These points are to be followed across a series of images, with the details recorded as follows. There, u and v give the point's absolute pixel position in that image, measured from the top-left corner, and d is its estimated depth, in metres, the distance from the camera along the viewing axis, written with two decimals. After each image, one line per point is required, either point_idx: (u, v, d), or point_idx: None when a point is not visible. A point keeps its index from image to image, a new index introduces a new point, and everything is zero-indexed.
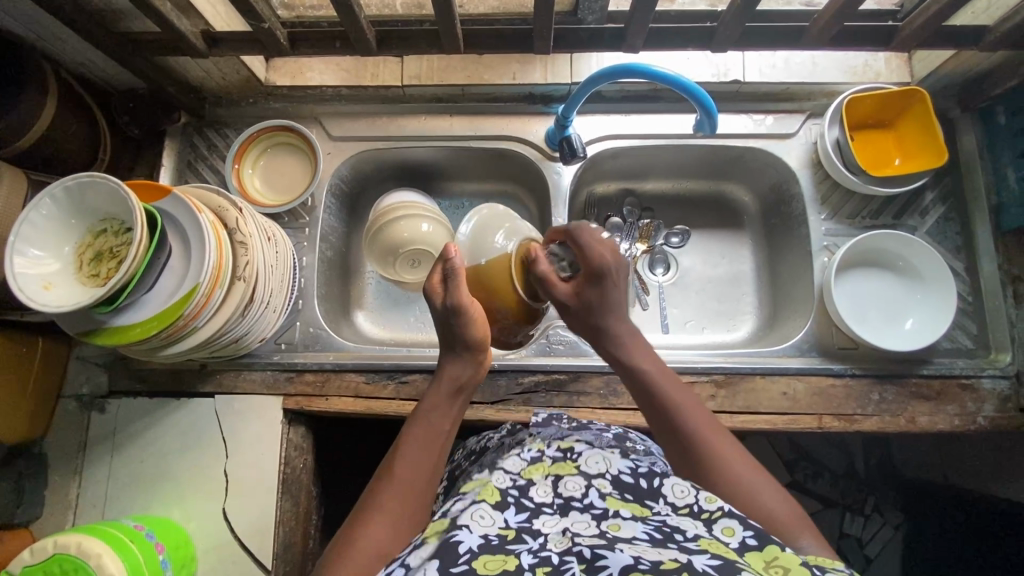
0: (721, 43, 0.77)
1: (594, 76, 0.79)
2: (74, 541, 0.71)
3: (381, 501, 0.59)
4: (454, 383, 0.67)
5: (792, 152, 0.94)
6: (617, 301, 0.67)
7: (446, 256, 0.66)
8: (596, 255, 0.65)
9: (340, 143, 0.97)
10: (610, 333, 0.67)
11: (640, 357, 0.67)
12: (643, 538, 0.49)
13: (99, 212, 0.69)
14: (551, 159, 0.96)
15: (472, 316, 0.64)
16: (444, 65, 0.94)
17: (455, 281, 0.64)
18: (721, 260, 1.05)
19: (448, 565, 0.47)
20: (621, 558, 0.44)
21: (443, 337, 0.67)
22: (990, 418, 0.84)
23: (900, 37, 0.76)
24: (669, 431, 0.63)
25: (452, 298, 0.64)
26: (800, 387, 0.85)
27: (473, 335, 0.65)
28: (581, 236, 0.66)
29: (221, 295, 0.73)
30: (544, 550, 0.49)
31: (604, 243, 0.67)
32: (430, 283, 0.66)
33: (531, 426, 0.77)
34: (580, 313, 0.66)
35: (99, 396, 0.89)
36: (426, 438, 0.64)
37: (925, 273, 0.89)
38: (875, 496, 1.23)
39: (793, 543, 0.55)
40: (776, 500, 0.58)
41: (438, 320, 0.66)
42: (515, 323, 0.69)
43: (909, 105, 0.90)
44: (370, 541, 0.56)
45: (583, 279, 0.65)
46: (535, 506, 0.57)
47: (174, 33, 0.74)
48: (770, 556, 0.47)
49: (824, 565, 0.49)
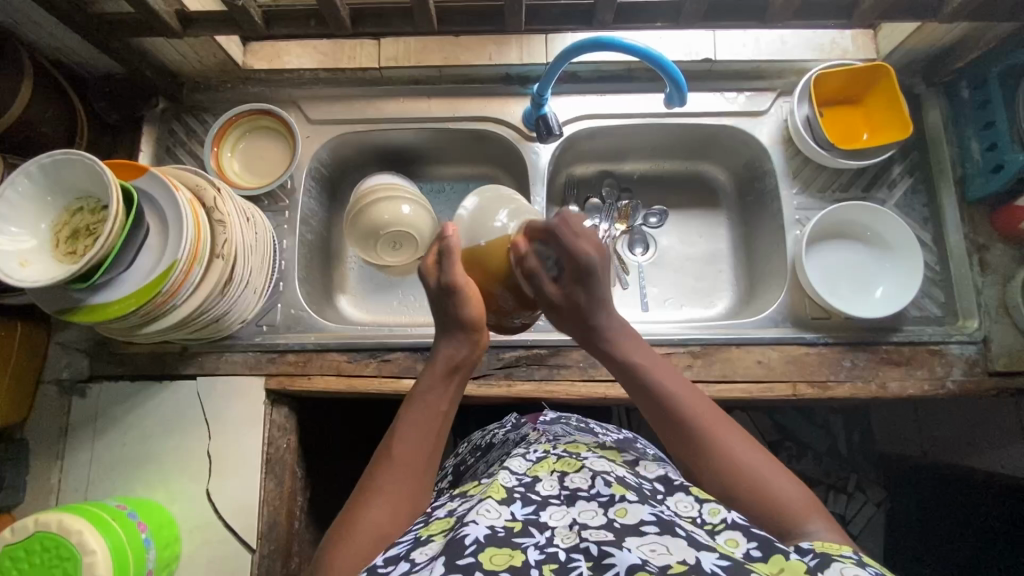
0: (688, 18, 0.79)
1: (563, 52, 0.81)
2: (55, 518, 0.71)
3: (379, 485, 0.60)
4: (450, 362, 0.67)
5: (763, 128, 0.96)
6: (605, 295, 0.68)
7: (443, 235, 0.67)
8: (586, 252, 0.65)
9: (319, 127, 0.98)
10: (604, 331, 0.69)
11: (635, 353, 0.69)
12: (651, 524, 0.50)
13: (75, 190, 0.69)
14: (529, 139, 0.97)
15: (467, 293, 0.65)
16: (420, 47, 0.96)
17: (450, 259, 0.65)
18: (699, 239, 1.07)
19: (454, 559, 0.47)
20: (630, 556, 0.46)
21: (439, 318, 0.68)
22: (959, 382, 0.86)
23: (860, 10, 0.79)
24: (671, 426, 0.63)
25: (447, 276, 0.65)
26: (774, 355, 0.87)
27: (468, 314, 0.66)
28: (564, 231, 0.65)
29: (199, 272, 0.73)
30: (551, 545, 0.50)
31: (588, 236, 0.67)
32: (426, 263, 0.68)
33: (537, 421, 0.81)
34: (571, 310, 0.68)
35: (80, 381, 0.89)
36: (423, 420, 0.64)
37: (892, 242, 0.91)
38: (857, 474, 1.24)
39: (800, 528, 0.56)
40: (782, 483, 0.58)
41: (433, 299, 0.67)
42: (514, 304, 0.70)
43: (876, 80, 0.92)
44: (370, 525, 0.56)
45: (571, 278, 0.66)
46: (541, 499, 0.56)
47: (147, 11, 0.74)
48: (780, 565, 0.48)
49: (830, 552, 0.50)
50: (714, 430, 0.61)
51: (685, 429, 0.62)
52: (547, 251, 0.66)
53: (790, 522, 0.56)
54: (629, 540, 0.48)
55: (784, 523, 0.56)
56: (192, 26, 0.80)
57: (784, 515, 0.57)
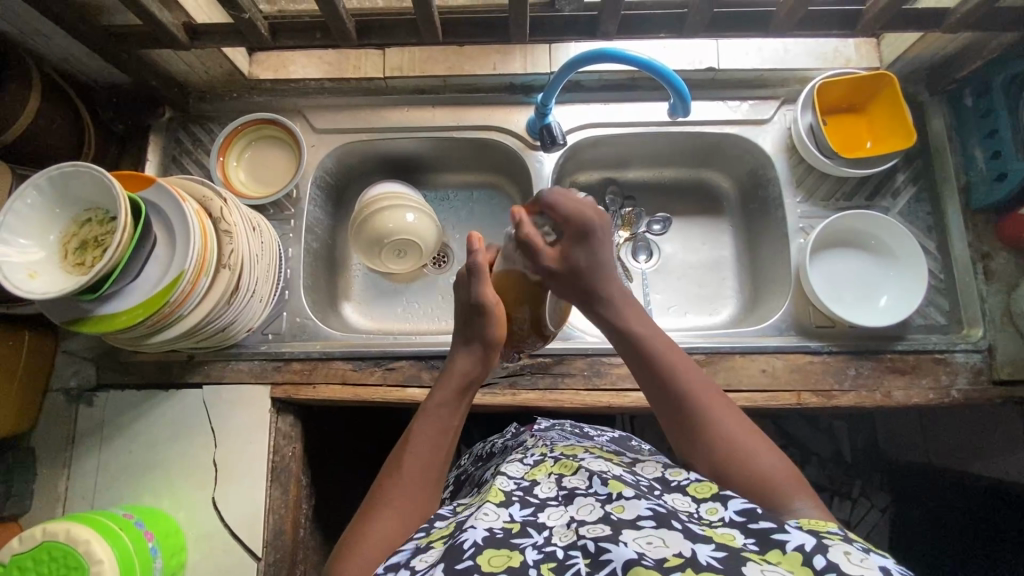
0: (692, 28, 0.79)
1: (569, 63, 0.81)
2: (63, 527, 0.71)
3: (388, 497, 0.60)
4: (463, 379, 0.69)
5: (767, 137, 0.97)
6: (606, 262, 0.70)
7: (471, 246, 0.71)
8: (578, 214, 0.69)
9: (324, 136, 0.98)
10: (605, 297, 0.70)
11: (637, 324, 0.69)
12: (648, 518, 0.50)
13: (84, 201, 0.70)
14: (532, 148, 0.97)
15: (494, 314, 0.70)
16: (425, 57, 0.96)
17: (479, 279, 0.70)
18: (703, 246, 1.07)
19: (453, 564, 0.47)
20: (626, 551, 0.45)
21: (461, 329, 0.73)
22: (964, 391, 0.86)
23: (863, 21, 0.79)
24: (664, 396, 0.64)
25: (478, 296, 0.70)
26: (779, 364, 0.87)
27: (493, 333, 0.71)
28: (553, 198, 0.70)
29: (207, 283, 0.74)
30: (549, 544, 0.50)
31: (585, 203, 0.70)
32: (460, 276, 0.74)
33: (534, 428, 0.80)
34: (572, 276, 0.69)
35: (87, 389, 0.90)
36: (433, 434, 0.65)
37: (897, 250, 0.91)
38: (862, 480, 1.24)
39: (786, 504, 0.55)
40: (770, 459, 0.58)
41: (462, 313, 0.72)
42: (526, 332, 0.80)
43: (879, 89, 0.92)
44: (378, 536, 0.57)
45: (570, 241, 0.69)
46: (540, 501, 0.56)
47: (155, 24, 0.75)
48: (775, 556, 0.46)
49: (817, 529, 0.50)
50: (707, 403, 0.62)
51: (681, 402, 0.63)
52: (544, 219, 0.72)
53: (775, 498, 0.56)
54: (625, 534, 0.48)
55: (770, 500, 0.56)
56: (199, 38, 0.81)
57: (769, 490, 0.56)
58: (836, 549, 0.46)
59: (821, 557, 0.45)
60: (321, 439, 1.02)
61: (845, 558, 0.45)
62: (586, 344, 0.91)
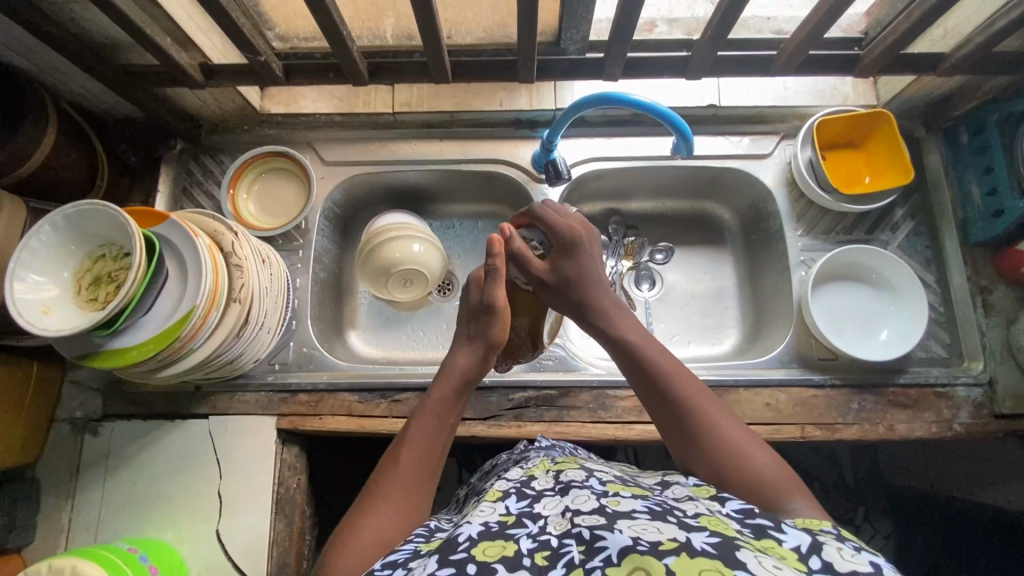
0: (696, 70, 0.82)
1: (575, 105, 0.84)
2: (69, 564, 0.71)
3: (384, 493, 0.60)
4: (462, 376, 0.70)
5: (767, 171, 0.98)
6: (593, 273, 0.74)
7: (490, 249, 0.70)
8: (568, 228, 0.74)
9: (332, 168, 1.00)
10: (595, 306, 0.72)
11: (629, 332, 0.70)
12: (642, 511, 0.49)
13: (98, 238, 0.71)
14: (538, 181, 0.99)
15: (501, 314, 0.71)
16: (433, 93, 0.99)
17: (494, 278, 0.70)
18: (705, 277, 1.08)
19: (447, 555, 0.47)
20: (621, 538, 0.44)
21: (466, 325, 0.74)
22: (966, 425, 0.87)
23: (862, 64, 0.82)
24: (657, 400, 0.65)
25: (489, 294, 0.70)
26: (782, 398, 0.88)
27: (495, 334, 0.71)
28: (544, 213, 0.76)
29: (217, 317, 0.74)
30: (543, 533, 0.49)
31: (573, 218, 0.77)
32: (474, 278, 0.75)
33: (536, 445, 0.77)
34: (560, 286, 0.73)
35: (93, 419, 0.90)
36: (430, 432, 0.65)
37: (896, 284, 0.92)
38: (864, 506, 1.19)
39: (781, 505, 0.55)
40: (765, 461, 0.59)
41: (470, 312, 0.73)
42: (522, 339, 0.85)
43: (875, 127, 0.94)
44: (374, 528, 0.57)
45: (557, 254, 0.74)
46: (536, 492, 0.56)
47: (173, 64, 0.77)
48: (768, 543, 0.46)
49: (811, 527, 0.50)
50: (699, 405, 0.63)
51: (672, 405, 0.64)
52: (535, 233, 0.77)
53: (772, 500, 0.56)
54: (620, 522, 0.47)
55: (765, 502, 0.56)
56: (214, 77, 0.84)
57: (764, 492, 0.56)
58: (829, 546, 0.46)
59: (816, 557, 0.44)
60: (325, 469, 1.02)
61: (838, 554, 0.45)
62: (591, 376, 0.91)
